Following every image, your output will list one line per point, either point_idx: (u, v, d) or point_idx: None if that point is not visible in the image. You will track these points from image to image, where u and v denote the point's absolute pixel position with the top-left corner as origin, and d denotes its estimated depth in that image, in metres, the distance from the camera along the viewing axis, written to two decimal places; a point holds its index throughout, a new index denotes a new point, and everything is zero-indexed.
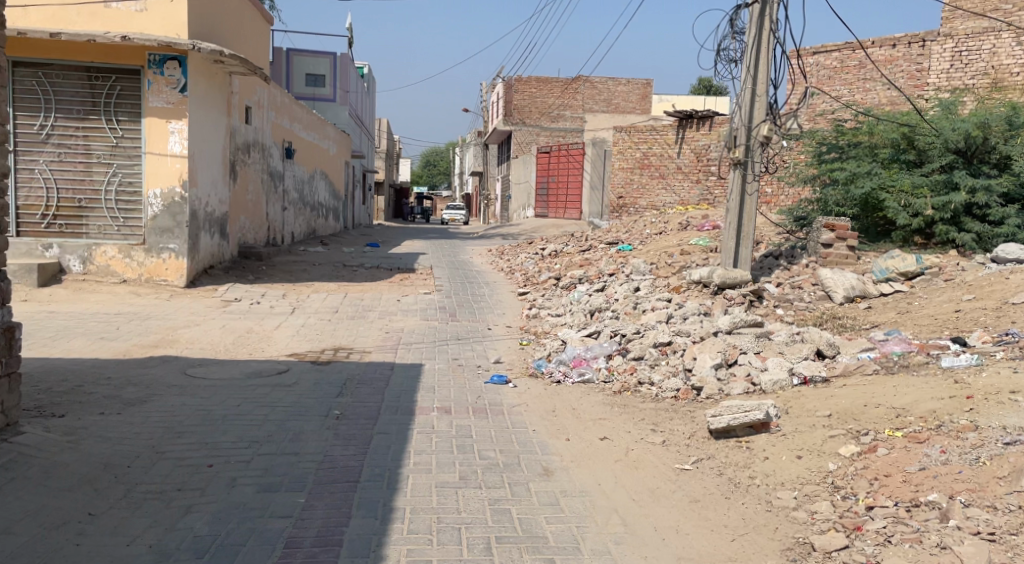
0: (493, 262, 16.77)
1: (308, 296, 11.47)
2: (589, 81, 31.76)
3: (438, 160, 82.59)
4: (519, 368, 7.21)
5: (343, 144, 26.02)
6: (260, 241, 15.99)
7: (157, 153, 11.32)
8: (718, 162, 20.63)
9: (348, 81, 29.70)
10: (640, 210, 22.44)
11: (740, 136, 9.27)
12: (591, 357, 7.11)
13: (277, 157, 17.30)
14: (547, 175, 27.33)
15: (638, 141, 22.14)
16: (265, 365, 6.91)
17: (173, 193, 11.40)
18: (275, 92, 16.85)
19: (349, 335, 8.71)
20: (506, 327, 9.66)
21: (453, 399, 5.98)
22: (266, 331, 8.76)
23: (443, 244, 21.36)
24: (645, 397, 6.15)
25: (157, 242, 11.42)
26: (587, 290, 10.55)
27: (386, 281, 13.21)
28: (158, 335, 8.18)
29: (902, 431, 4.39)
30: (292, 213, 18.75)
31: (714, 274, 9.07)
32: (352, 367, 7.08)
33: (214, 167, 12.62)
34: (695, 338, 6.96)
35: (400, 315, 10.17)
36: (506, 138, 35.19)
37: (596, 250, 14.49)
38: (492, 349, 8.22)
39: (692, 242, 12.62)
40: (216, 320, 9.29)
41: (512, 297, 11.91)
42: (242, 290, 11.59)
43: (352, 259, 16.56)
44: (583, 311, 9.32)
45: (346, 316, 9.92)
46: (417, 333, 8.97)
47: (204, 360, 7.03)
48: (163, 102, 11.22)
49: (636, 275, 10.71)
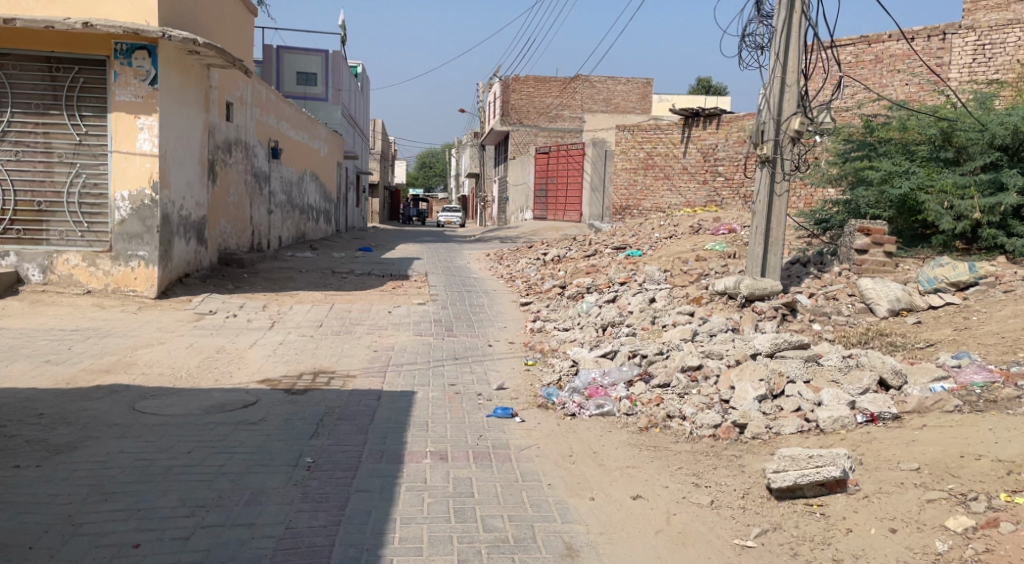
0: (493, 268, 15.78)
1: (291, 307, 10.50)
2: (587, 80, 30.79)
3: (434, 161, 81.72)
4: (524, 396, 6.26)
5: (335, 144, 25.07)
6: (243, 247, 15.00)
7: (125, 152, 10.35)
8: (726, 162, 19.69)
9: (340, 79, 28.76)
10: (645, 212, 21.53)
11: (770, 130, 8.29)
12: (609, 385, 6.17)
13: (263, 157, 16.36)
14: (546, 176, 26.32)
15: (642, 140, 21.25)
16: (230, 396, 5.95)
17: (143, 196, 10.42)
18: (260, 88, 15.88)
19: (332, 355, 7.75)
20: (509, 343, 8.70)
21: (449, 438, 5.03)
22: (239, 351, 7.80)
23: (439, 248, 20.38)
24: (676, 436, 5.21)
25: (125, 249, 10.45)
26: (597, 300, 9.61)
27: (378, 290, 12.25)
28: (114, 357, 7.22)
29: (1022, 497, 3.46)
30: (279, 216, 17.81)
31: (741, 284, 8.08)
32: (332, 395, 6.13)
33: (190, 166, 11.64)
34: (731, 362, 6.01)
35: (390, 329, 9.20)
36: (503, 138, 34.26)
37: (602, 255, 13.53)
38: (493, 372, 7.26)
39: (707, 246, 11.69)
40: (184, 338, 8.33)
41: (514, 307, 10.95)
42: (218, 302, 10.62)
43: (342, 265, 15.56)
44: (594, 326, 8.37)
45: (331, 332, 8.95)
46: (409, 351, 8.01)
47: (159, 389, 6.08)
48: (130, 96, 10.25)
49: (650, 284, 9.74)
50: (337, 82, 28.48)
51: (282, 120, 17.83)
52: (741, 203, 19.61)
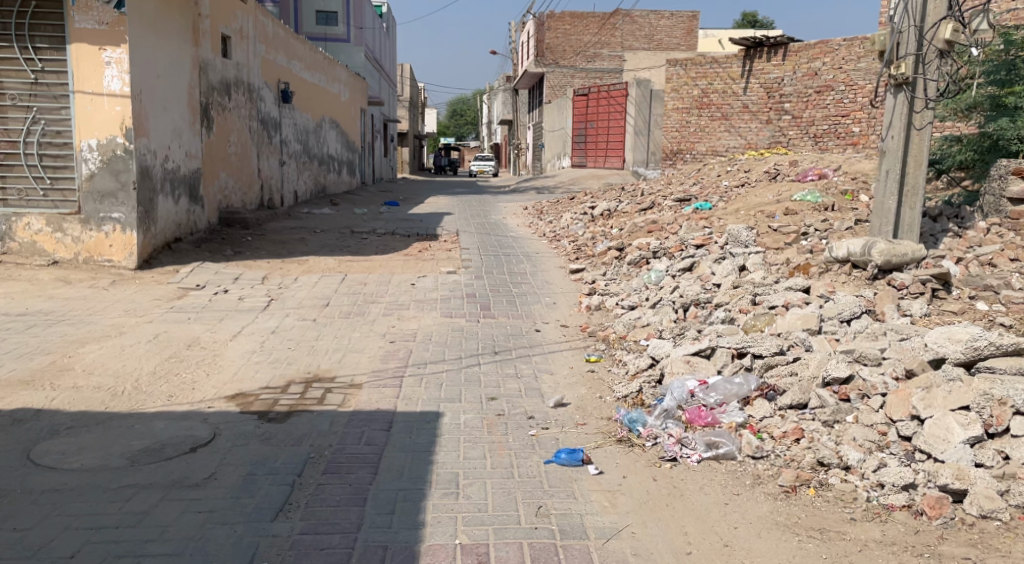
0: (533, 224, 13.89)
1: (295, 279, 8.74)
2: (628, 14, 28.38)
3: (465, 109, 79.38)
4: (595, 422, 4.40)
5: (357, 88, 23.11)
6: (251, 205, 13.25)
7: (90, 93, 8.64)
8: (793, 98, 17.61)
9: (362, 17, 26.66)
10: (699, 157, 19.26)
11: (908, 42, 6.26)
12: (716, 404, 4.29)
13: (271, 102, 14.52)
14: (585, 120, 24.09)
15: (696, 76, 18.90)
16: (178, 427, 4.18)
17: (113, 145, 8.71)
18: (264, 21, 13.97)
19: (335, 350, 5.98)
20: (561, 328, 6.88)
21: (490, 516, 3.26)
22: (216, 344, 6.02)
23: (472, 201, 18.43)
24: (844, 506, 3.42)
25: (95, 210, 8.78)
26: (670, 270, 7.73)
27: (401, 254, 10.46)
28: (48, 358, 5.46)
29: None
30: (294, 167, 16.04)
31: (873, 249, 6.10)
32: (323, 422, 4.33)
33: (174, 110, 9.87)
34: (900, 375, 4.09)
35: (412, 309, 7.40)
36: (538, 82, 32.06)
37: (662, 210, 11.57)
38: (545, 375, 5.41)
39: (795, 196, 9.63)
40: (152, 325, 6.58)
41: (561, 275, 9.09)
42: (210, 273, 8.88)
43: (361, 223, 13.79)
44: (672, 306, 6.52)
45: (338, 314, 7.18)
46: (435, 345, 6.20)
47: (82, 415, 4.31)
48: (93, 24, 8.54)
49: (737, 247, 7.77)
50: (360, 21, 26.49)
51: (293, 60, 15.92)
52: (810, 144, 17.55)
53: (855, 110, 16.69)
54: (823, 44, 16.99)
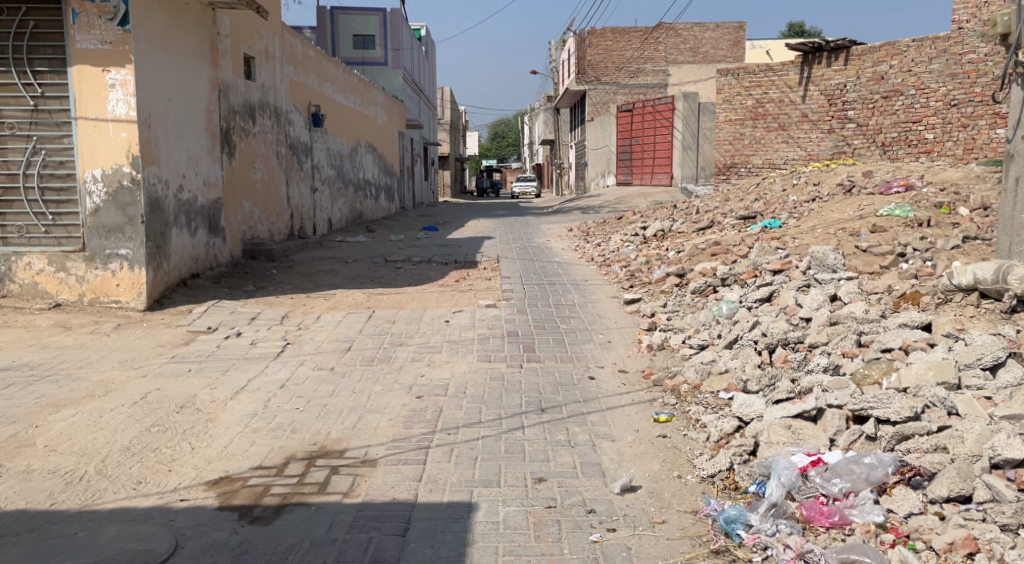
0: (580, 247, 12.90)
1: (317, 317, 7.85)
2: (672, 29, 27.66)
3: (507, 131, 79.00)
4: (676, 519, 3.41)
5: (395, 111, 22.41)
6: (279, 236, 12.42)
7: (94, 118, 7.88)
8: (858, 104, 16.34)
9: (401, 38, 26.06)
10: (755, 170, 18.11)
11: None
12: (840, 495, 3.32)
13: (302, 126, 13.77)
14: (630, 136, 23.04)
15: (750, 86, 17.81)
16: (134, 535, 3.24)
17: (120, 175, 7.93)
18: (291, 41, 13.26)
19: (353, 408, 5.02)
20: (619, 374, 5.84)
21: None
22: (214, 405, 5.09)
23: (514, 224, 17.51)
24: None
25: (102, 246, 8.00)
26: (745, 301, 6.67)
27: (436, 284, 9.56)
28: (9, 429, 4.57)
29: None
30: (328, 194, 15.26)
31: (1009, 276, 4.94)
32: (322, 523, 3.35)
33: (189, 135, 9.09)
34: None
35: (445, 353, 6.43)
36: (579, 100, 31.13)
37: (723, 229, 10.51)
38: (605, 442, 4.36)
39: (880, 212, 8.52)
40: (145, 380, 5.68)
41: (615, 306, 8.06)
42: (225, 312, 8.01)
43: (398, 250, 12.92)
44: (755, 348, 5.49)
45: (360, 361, 6.23)
46: (471, 400, 5.20)
47: (17, 517, 3.40)
48: (96, 44, 7.79)
49: (824, 273, 6.68)
50: (398, 42, 25.58)
51: (325, 81, 15.18)
52: (878, 152, 16.29)
53: (927, 115, 15.33)
54: (890, 46, 15.73)
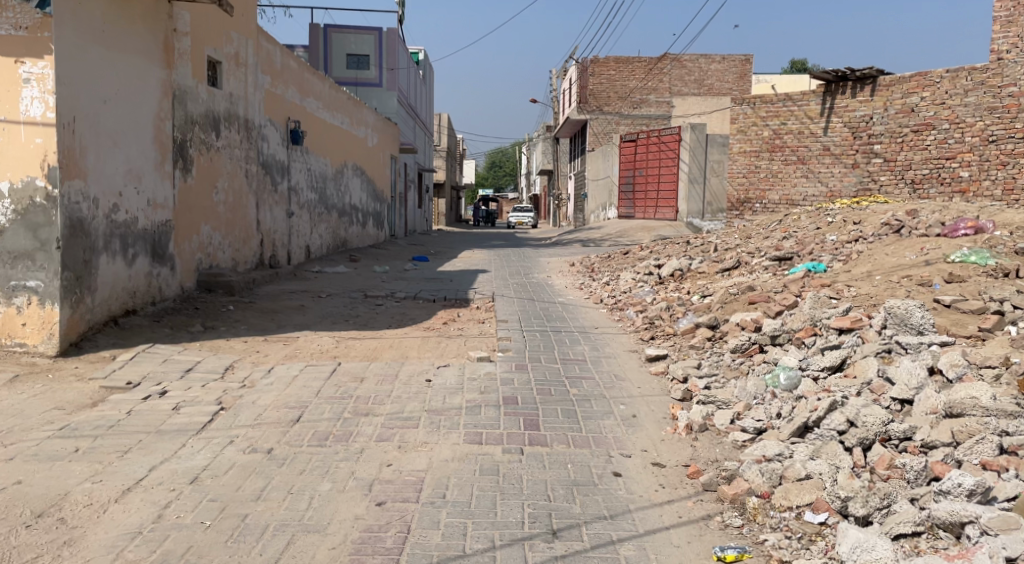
0: (585, 285, 11.47)
1: (269, 370, 6.35)
2: (677, 59, 26.49)
3: (504, 160, 77.91)
4: None
5: (388, 132, 21.04)
6: (245, 265, 10.93)
7: (2, 120, 6.43)
8: (885, 138, 14.99)
9: (397, 58, 24.79)
10: (771, 206, 16.81)
11: None
12: None
13: (278, 142, 12.34)
14: (633, 167, 21.69)
15: (766, 116, 16.61)
16: None
17: (32, 190, 6.45)
18: (269, 48, 11.88)
19: (286, 526, 3.53)
20: (654, 469, 4.34)
21: None
22: (83, 516, 3.57)
23: (510, 256, 16.06)
24: None
25: (6, 275, 6.51)
26: (810, 369, 5.22)
27: (419, 327, 8.09)
28: None
29: None
30: (306, 219, 13.81)
31: None
32: None
33: (129, 143, 7.62)
34: None
35: (424, 428, 4.94)
36: (580, 130, 29.87)
37: (753, 271, 9.10)
38: None
39: (950, 258, 7.12)
40: (8, 465, 4.16)
41: (636, 363, 6.60)
42: (156, 360, 6.49)
43: (379, 284, 11.44)
44: (844, 444, 4.03)
45: (308, 440, 4.70)
46: (451, 512, 3.70)
47: None
48: (8, 29, 6.35)
49: (909, 336, 5.25)
50: (393, 61, 24.43)
51: (307, 96, 13.78)
52: (906, 190, 14.85)
53: (963, 151, 13.91)
54: (922, 76, 14.35)
